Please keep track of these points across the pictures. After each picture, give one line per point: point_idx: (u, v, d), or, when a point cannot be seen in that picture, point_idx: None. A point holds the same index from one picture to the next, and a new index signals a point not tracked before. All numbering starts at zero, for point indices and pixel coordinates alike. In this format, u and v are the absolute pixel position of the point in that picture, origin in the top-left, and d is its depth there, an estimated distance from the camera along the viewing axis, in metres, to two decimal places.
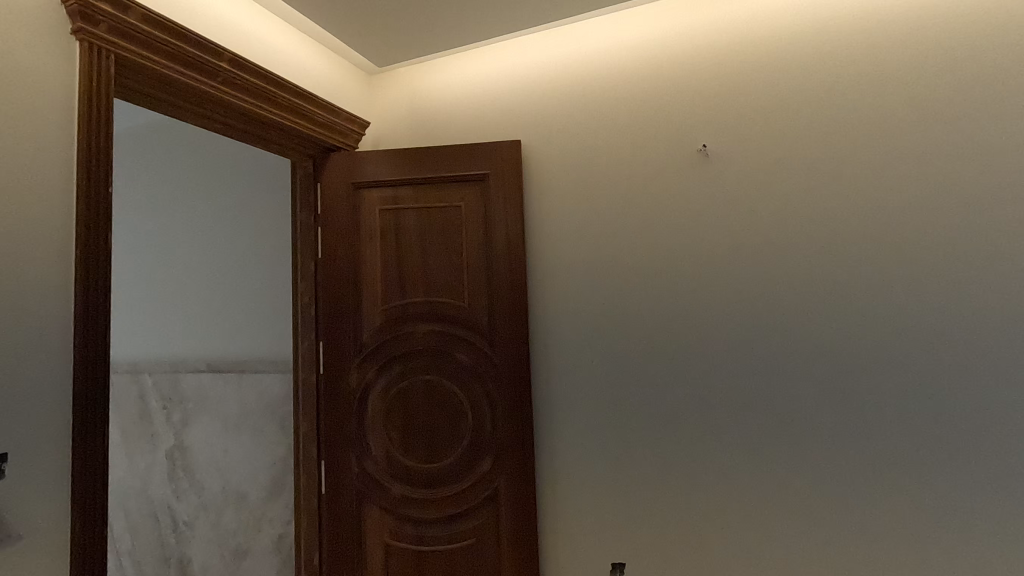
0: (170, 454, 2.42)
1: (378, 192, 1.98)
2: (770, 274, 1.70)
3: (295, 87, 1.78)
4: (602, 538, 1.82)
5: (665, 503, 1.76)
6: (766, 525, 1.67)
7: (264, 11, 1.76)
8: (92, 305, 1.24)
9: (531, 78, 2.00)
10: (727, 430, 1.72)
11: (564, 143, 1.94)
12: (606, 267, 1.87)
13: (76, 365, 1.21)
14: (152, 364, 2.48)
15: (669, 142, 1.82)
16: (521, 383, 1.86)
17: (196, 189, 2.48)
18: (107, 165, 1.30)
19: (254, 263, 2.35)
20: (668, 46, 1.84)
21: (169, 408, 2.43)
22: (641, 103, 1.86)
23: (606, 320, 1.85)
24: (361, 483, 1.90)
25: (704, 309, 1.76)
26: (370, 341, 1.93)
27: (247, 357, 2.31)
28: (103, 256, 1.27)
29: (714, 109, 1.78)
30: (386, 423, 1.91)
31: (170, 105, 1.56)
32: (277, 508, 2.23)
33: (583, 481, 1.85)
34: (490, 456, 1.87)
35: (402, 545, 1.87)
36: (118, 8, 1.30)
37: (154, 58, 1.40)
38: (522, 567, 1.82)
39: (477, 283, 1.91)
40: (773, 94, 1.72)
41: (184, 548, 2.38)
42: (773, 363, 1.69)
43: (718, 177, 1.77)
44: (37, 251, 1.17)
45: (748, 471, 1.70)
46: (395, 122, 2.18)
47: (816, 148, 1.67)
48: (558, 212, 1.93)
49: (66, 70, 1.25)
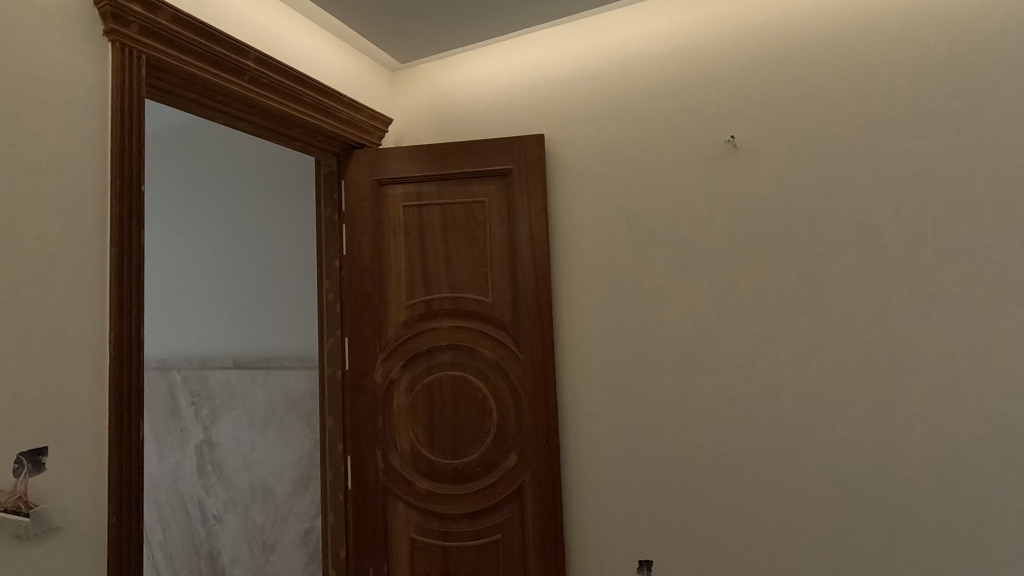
0: (199, 449, 2.47)
1: (401, 188, 1.98)
2: (801, 268, 1.66)
3: (320, 85, 1.79)
4: (628, 537, 1.80)
5: (692, 501, 1.74)
6: (797, 526, 1.63)
7: (288, 10, 1.77)
8: (126, 301, 1.26)
9: (554, 73, 1.98)
10: (756, 428, 1.69)
11: (587, 137, 1.92)
12: (631, 262, 1.84)
13: (112, 360, 1.24)
14: (181, 360, 2.52)
15: (694, 134, 1.79)
16: (546, 379, 1.85)
17: (223, 189, 2.52)
18: (139, 164, 1.32)
19: (279, 260, 2.38)
20: (693, 36, 1.81)
21: (198, 404, 2.47)
22: (666, 95, 1.83)
23: (631, 315, 1.84)
24: (387, 479, 1.91)
25: (732, 305, 1.73)
26: (395, 337, 1.94)
27: (273, 353, 2.34)
28: (136, 253, 1.29)
29: (742, 99, 1.75)
30: (411, 419, 1.92)
31: (199, 105, 1.58)
32: (303, 503, 2.25)
33: (609, 478, 1.83)
34: (515, 452, 1.87)
35: (427, 541, 1.88)
36: (149, 9, 1.32)
37: (183, 57, 1.42)
38: (548, 565, 1.81)
39: (501, 279, 1.90)
40: (804, 83, 1.68)
41: (213, 541, 2.42)
42: (803, 360, 1.65)
43: (746, 168, 1.73)
44: (75, 248, 1.20)
45: (777, 470, 1.66)
46: (417, 119, 2.19)
47: (849, 137, 1.62)
48: (582, 206, 1.91)
49: (99, 71, 1.27)
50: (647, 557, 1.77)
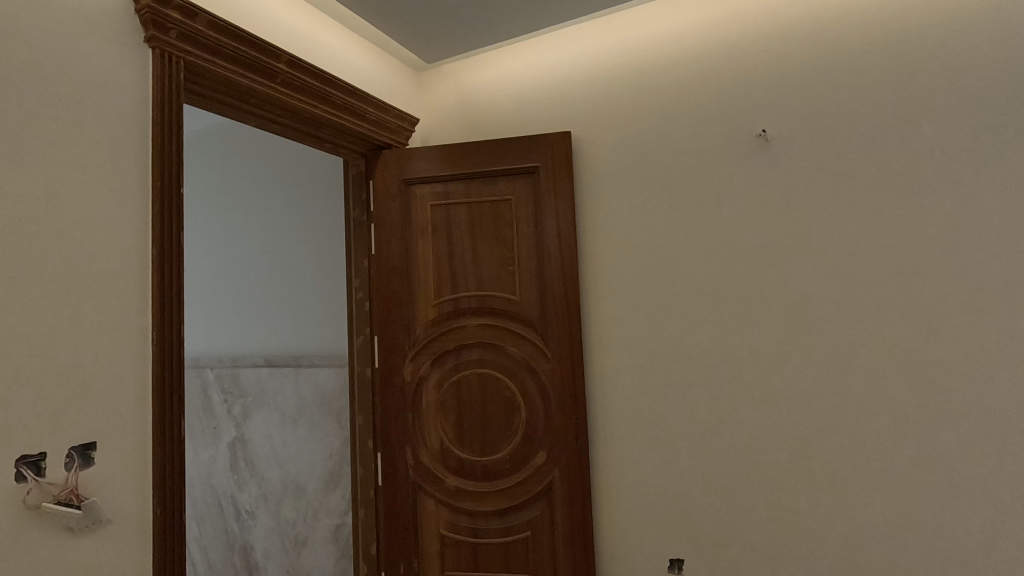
0: (232, 446, 2.52)
1: (428, 187, 2.00)
2: (835, 264, 1.62)
3: (349, 86, 1.81)
4: (659, 536, 1.79)
5: (724, 501, 1.72)
6: (833, 527, 1.60)
7: (318, 13, 1.80)
8: (167, 301, 1.30)
9: (580, 70, 1.98)
10: (789, 427, 1.66)
11: (614, 134, 1.91)
12: (659, 259, 1.83)
13: (154, 359, 1.27)
14: (213, 360, 2.58)
15: (726, 128, 1.77)
16: (575, 377, 1.85)
17: (254, 190, 2.57)
18: (178, 168, 1.35)
19: (309, 260, 2.42)
20: (724, 28, 1.78)
21: (230, 401, 2.53)
22: (697, 87, 1.81)
23: (659, 313, 1.82)
24: (417, 476, 1.92)
25: (763, 302, 1.70)
26: (423, 334, 1.95)
27: (304, 351, 2.38)
28: (177, 254, 1.33)
29: (773, 92, 1.72)
30: (440, 416, 1.93)
31: (233, 110, 1.61)
32: (334, 499, 2.28)
33: (638, 476, 1.82)
34: (544, 450, 1.87)
35: (458, 537, 1.89)
36: (187, 16, 1.35)
37: (219, 62, 1.45)
38: (578, 563, 1.80)
39: (528, 277, 1.91)
40: (838, 74, 1.64)
41: (246, 536, 2.48)
42: (839, 357, 1.61)
43: (778, 162, 1.70)
44: (119, 250, 1.24)
45: (812, 470, 1.63)
46: (443, 118, 2.20)
47: (885, 129, 1.58)
48: (609, 203, 1.91)
49: (140, 77, 1.31)
50: (678, 556, 1.76)
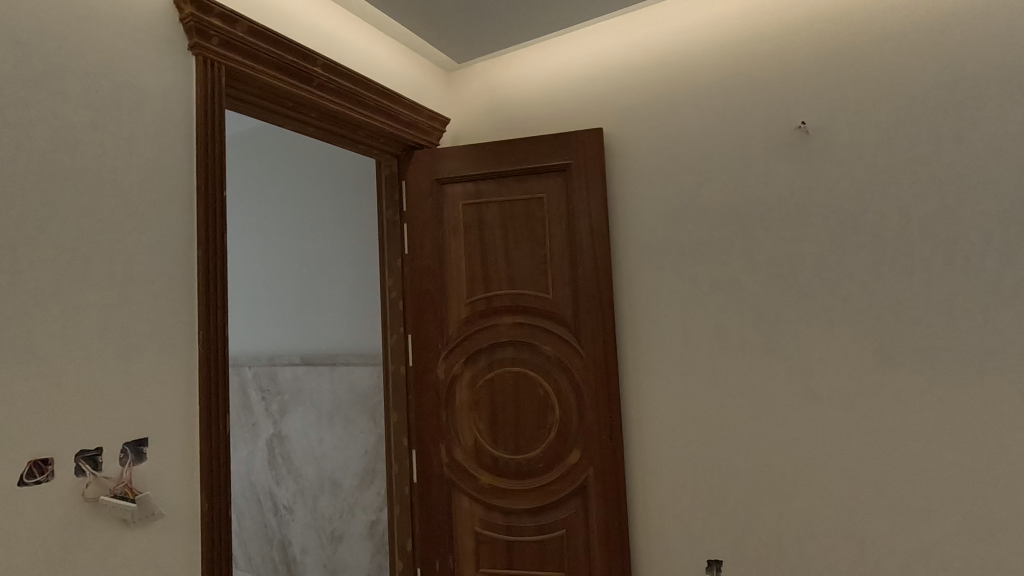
0: (269, 442, 2.58)
1: (460, 187, 2.01)
2: (880, 258, 1.57)
3: (381, 87, 1.83)
4: (696, 535, 1.76)
5: (764, 502, 1.68)
6: (879, 529, 1.55)
7: (350, 16, 1.83)
8: (213, 302, 1.33)
9: (611, 65, 1.96)
10: (832, 427, 1.61)
11: (646, 129, 1.89)
12: (694, 255, 1.80)
13: (200, 359, 1.31)
14: (251, 359, 2.65)
15: (762, 123, 1.73)
16: (609, 375, 1.84)
17: (289, 192, 2.62)
18: (222, 172, 1.39)
19: (343, 259, 2.46)
20: (760, 21, 1.74)
21: (268, 399, 2.59)
22: (733, 81, 1.77)
23: (695, 312, 1.79)
24: (452, 473, 1.94)
25: (803, 298, 1.66)
26: (456, 333, 1.97)
27: (339, 349, 2.42)
28: (220, 256, 1.36)
29: (812, 84, 1.67)
30: (474, 414, 1.94)
31: (272, 114, 1.65)
32: (369, 496, 2.31)
33: (673, 474, 1.80)
34: (578, 448, 1.86)
35: (492, 534, 1.90)
36: (228, 23, 1.39)
37: (259, 67, 1.49)
38: (614, 562, 1.79)
39: (561, 275, 1.90)
40: (882, 61, 1.58)
41: (285, 531, 2.53)
42: (885, 356, 1.56)
43: (817, 155, 1.65)
44: (167, 252, 1.28)
45: (857, 471, 1.58)
46: (474, 117, 2.21)
47: (932, 117, 1.52)
48: (643, 199, 1.89)
49: (185, 83, 1.35)
50: (716, 556, 1.73)
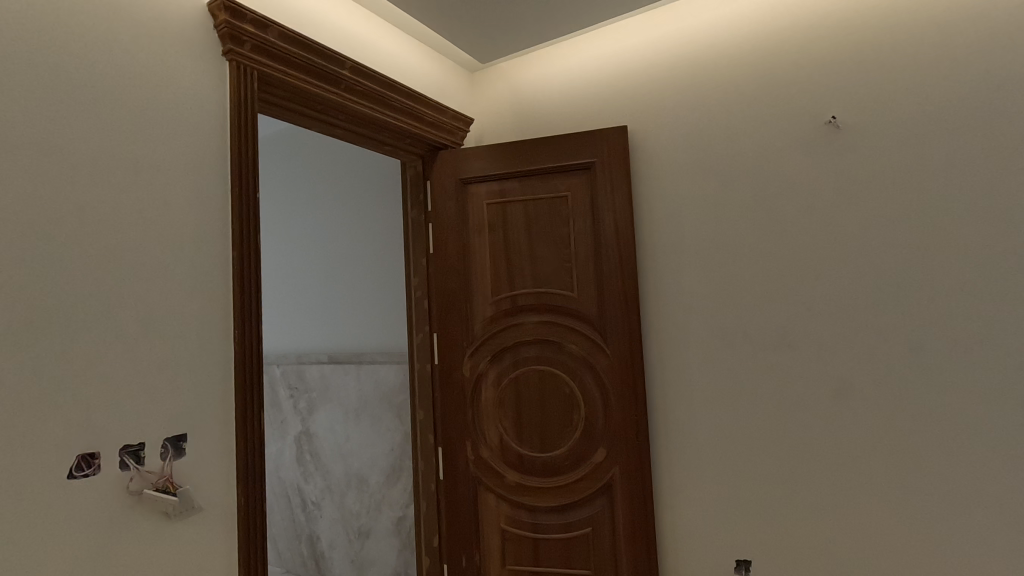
0: (298, 439, 2.63)
1: (484, 186, 2.02)
2: (915, 255, 1.53)
3: (407, 88, 1.85)
4: (725, 535, 1.75)
5: (794, 503, 1.66)
6: (916, 533, 1.51)
7: (376, 19, 1.86)
8: (247, 302, 1.37)
9: (636, 63, 1.95)
10: (865, 428, 1.58)
11: (672, 126, 1.88)
12: (721, 253, 1.78)
13: (236, 357, 1.35)
14: (280, 357, 2.70)
15: (791, 118, 1.70)
16: (635, 373, 1.83)
17: (315, 193, 2.67)
18: (254, 175, 1.42)
19: (369, 259, 2.49)
20: (790, 14, 1.71)
21: (296, 397, 2.64)
22: (762, 77, 1.75)
23: (722, 311, 1.78)
24: (477, 470, 1.96)
25: (834, 296, 1.63)
26: (481, 331, 1.98)
27: (366, 348, 2.46)
28: (254, 257, 1.40)
29: (843, 77, 1.64)
30: (499, 412, 1.96)
31: (301, 118, 1.68)
32: (395, 493, 2.34)
33: (700, 474, 1.79)
34: (604, 447, 1.86)
35: (519, 532, 1.91)
36: (260, 28, 1.42)
37: (289, 71, 1.52)
38: (640, 562, 1.79)
39: (585, 274, 1.90)
40: (916, 53, 1.55)
41: (313, 526, 2.58)
42: (920, 355, 1.52)
43: (848, 150, 1.62)
44: (204, 253, 1.31)
45: (892, 473, 1.54)
46: (498, 116, 2.22)
47: (970, 109, 1.48)
48: (668, 196, 1.87)
49: (219, 89, 1.39)
50: (745, 557, 1.72)
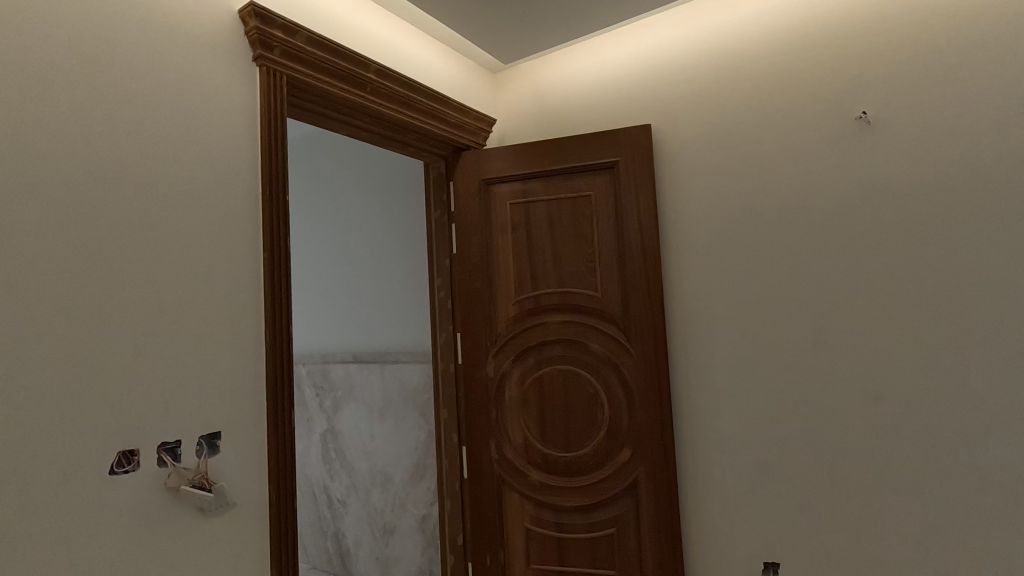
0: (324, 437, 2.67)
1: (507, 186, 2.03)
2: (952, 252, 1.49)
3: (430, 90, 1.87)
4: (752, 537, 1.72)
5: (824, 506, 1.63)
6: (952, 537, 1.47)
7: (399, 22, 1.88)
8: (278, 303, 1.40)
9: (660, 60, 1.94)
10: (899, 429, 1.54)
11: (696, 123, 1.86)
12: (747, 252, 1.76)
13: (267, 357, 1.38)
14: (306, 357, 2.75)
15: (820, 113, 1.67)
16: (659, 374, 1.82)
17: (340, 195, 2.70)
18: (284, 179, 1.45)
19: (393, 259, 2.52)
20: (818, 7, 1.68)
21: (321, 395, 2.68)
22: (791, 72, 1.72)
23: (749, 311, 1.75)
24: (502, 470, 1.96)
25: (865, 295, 1.59)
26: (505, 331, 1.99)
27: (390, 348, 2.49)
28: (284, 258, 1.42)
29: (874, 71, 1.60)
30: (523, 411, 1.96)
31: (328, 121, 1.70)
32: (419, 491, 2.36)
33: (727, 475, 1.77)
34: (629, 447, 1.85)
35: (543, 532, 1.91)
36: (289, 34, 1.45)
37: (317, 75, 1.55)
38: (666, 562, 1.78)
39: (609, 274, 1.90)
40: (950, 45, 1.51)
41: (339, 523, 2.62)
42: (958, 355, 1.48)
43: (879, 146, 1.59)
44: (236, 255, 1.34)
45: (927, 476, 1.50)
46: (520, 116, 2.23)
47: (1008, 102, 1.43)
48: (692, 194, 1.86)
49: (250, 94, 1.42)
50: (773, 559, 1.69)
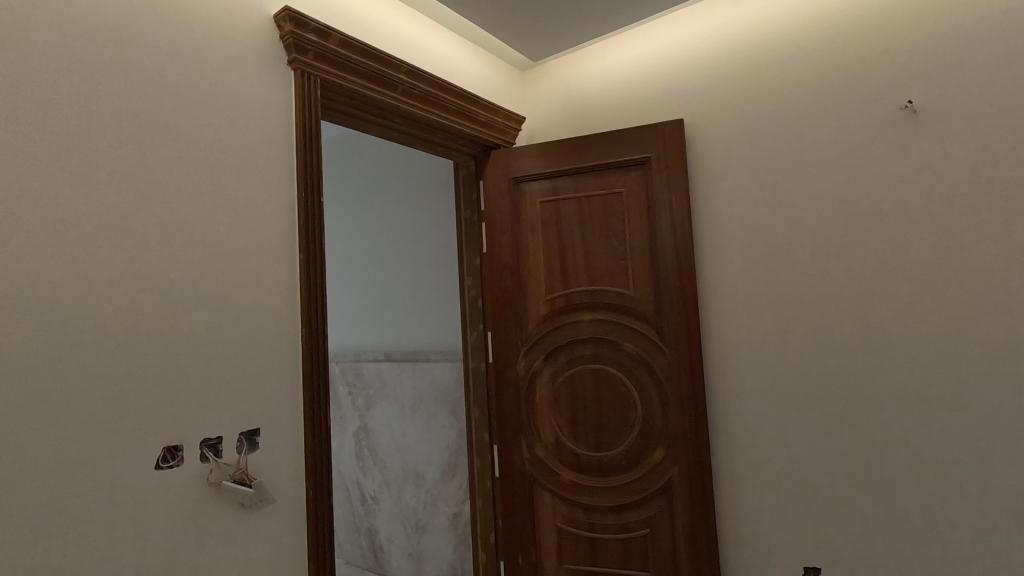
0: (357, 435, 2.71)
1: (537, 184, 2.02)
2: (1006, 247, 1.41)
3: (460, 90, 1.87)
4: (791, 541, 1.67)
5: (867, 509, 1.57)
6: (1006, 545, 1.39)
7: (428, 22, 1.89)
8: (314, 301, 1.42)
9: (692, 54, 1.90)
10: (948, 433, 1.47)
11: (730, 117, 1.82)
12: (784, 247, 1.71)
13: (303, 355, 1.40)
14: (340, 355, 2.80)
15: (862, 104, 1.61)
16: (694, 373, 1.79)
17: (372, 196, 2.74)
18: (318, 180, 1.47)
19: (424, 257, 2.54)
20: None
21: (354, 393, 2.72)
22: (831, 61, 1.66)
23: (787, 309, 1.70)
24: (533, 469, 1.96)
25: (911, 291, 1.53)
26: (536, 330, 1.98)
27: (422, 346, 2.51)
28: (320, 259, 1.45)
29: (920, 59, 1.53)
30: (554, 410, 1.95)
31: (361, 122, 1.72)
32: (451, 489, 2.37)
33: (765, 475, 1.72)
34: (662, 447, 1.83)
35: (575, 531, 1.90)
36: (322, 37, 1.47)
37: (349, 77, 1.57)
38: (701, 565, 1.75)
39: (642, 271, 1.87)
40: (1004, 28, 1.43)
41: (372, 519, 2.66)
42: (1015, 358, 1.39)
43: (925, 136, 1.52)
44: (273, 256, 1.37)
45: (981, 483, 1.43)
46: (550, 113, 2.22)
47: None
48: (727, 189, 1.82)
49: (284, 98, 1.44)
50: (814, 564, 1.64)
